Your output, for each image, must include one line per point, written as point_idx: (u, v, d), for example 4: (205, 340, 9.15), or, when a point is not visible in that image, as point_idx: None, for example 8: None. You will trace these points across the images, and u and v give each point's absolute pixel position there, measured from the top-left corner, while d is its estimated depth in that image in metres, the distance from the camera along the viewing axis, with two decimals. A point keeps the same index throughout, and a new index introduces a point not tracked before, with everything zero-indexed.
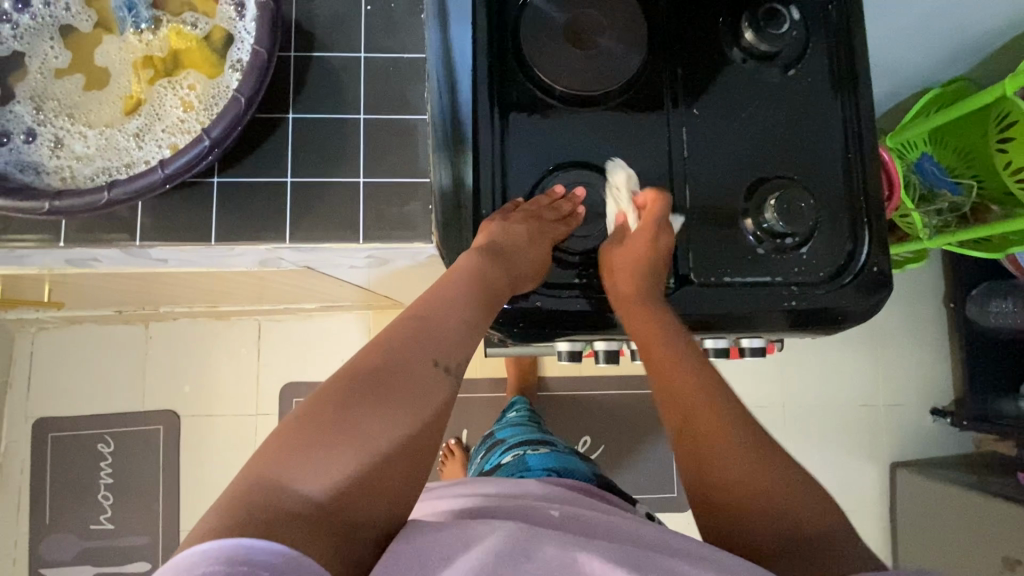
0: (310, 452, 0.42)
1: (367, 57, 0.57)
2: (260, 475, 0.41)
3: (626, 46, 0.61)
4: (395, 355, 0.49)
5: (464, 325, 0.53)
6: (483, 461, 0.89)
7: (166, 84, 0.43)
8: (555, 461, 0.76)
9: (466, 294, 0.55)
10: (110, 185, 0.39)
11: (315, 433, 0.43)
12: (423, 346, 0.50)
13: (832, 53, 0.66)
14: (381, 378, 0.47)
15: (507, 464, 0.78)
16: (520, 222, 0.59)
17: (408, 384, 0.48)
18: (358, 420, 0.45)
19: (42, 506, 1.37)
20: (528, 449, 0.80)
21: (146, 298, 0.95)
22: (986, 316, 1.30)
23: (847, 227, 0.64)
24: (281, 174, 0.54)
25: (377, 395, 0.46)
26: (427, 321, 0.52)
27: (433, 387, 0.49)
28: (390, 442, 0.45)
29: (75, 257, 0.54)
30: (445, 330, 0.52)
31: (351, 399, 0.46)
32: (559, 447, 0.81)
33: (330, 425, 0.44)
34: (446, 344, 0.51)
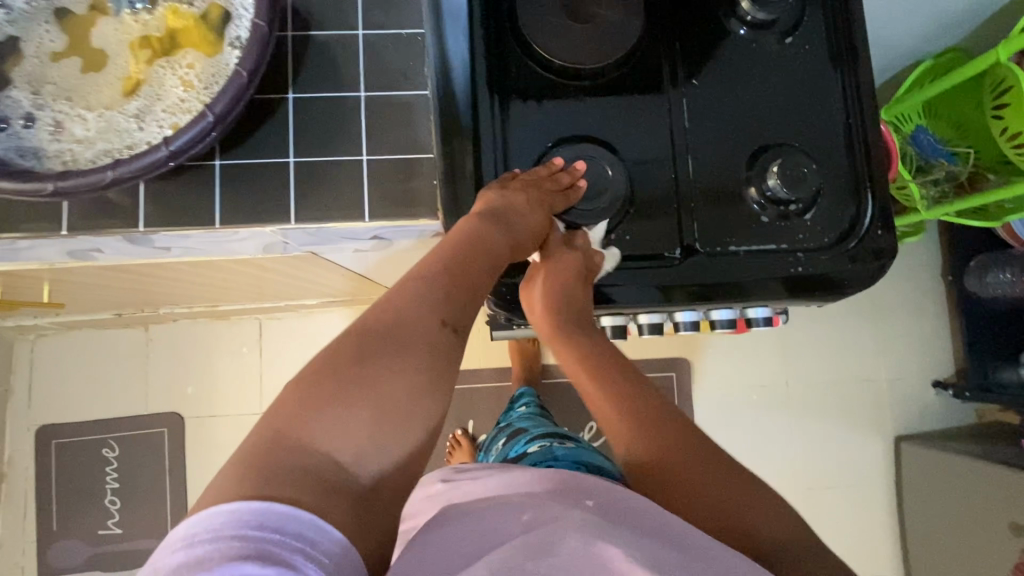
0: (323, 412, 0.42)
1: (364, 34, 0.57)
2: (273, 437, 0.41)
3: (623, 18, 0.61)
4: (399, 314, 0.48)
5: (470, 283, 0.52)
6: (502, 449, 0.88)
7: (165, 64, 0.43)
8: (583, 456, 0.74)
9: (471, 251, 0.53)
10: (114, 164, 0.39)
11: (325, 396, 0.43)
12: (428, 306, 0.49)
13: (829, 20, 0.66)
14: (385, 340, 0.46)
15: (534, 453, 0.77)
16: (519, 191, 0.57)
17: (412, 345, 0.47)
18: (364, 381, 0.44)
19: (49, 513, 1.36)
20: (554, 440, 0.79)
21: (148, 296, 0.94)
22: (985, 287, 1.28)
23: (850, 192, 0.64)
24: (283, 156, 0.53)
25: (383, 355, 0.45)
26: (431, 280, 0.51)
27: (436, 347, 0.48)
28: (398, 402, 0.45)
29: (77, 247, 0.54)
30: (451, 289, 0.51)
31: (357, 360, 0.45)
32: (583, 443, 0.80)
33: (338, 387, 0.43)
34: (452, 303, 0.50)
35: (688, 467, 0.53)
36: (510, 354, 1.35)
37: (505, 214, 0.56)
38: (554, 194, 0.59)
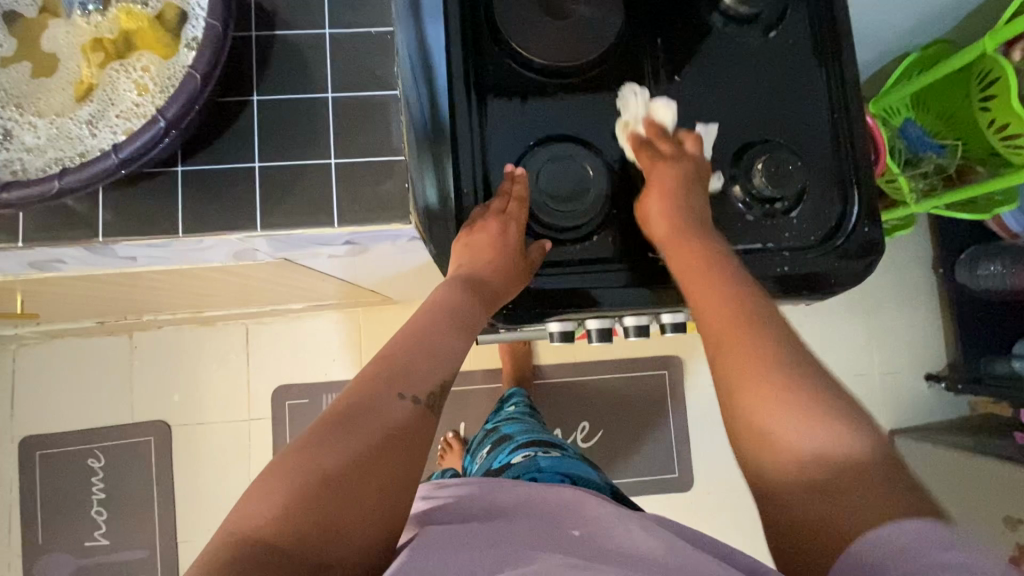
0: (284, 492, 0.44)
1: (332, 34, 0.52)
2: (239, 525, 0.43)
3: (601, 14, 0.60)
4: (365, 391, 0.50)
5: (438, 355, 0.54)
6: (485, 459, 0.86)
7: (119, 67, 0.41)
8: (567, 466, 0.74)
9: (439, 322, 0.55)
10: (60, 174, 0.37)
11: (290, 475, 0.45)
12: (392, 380, 0.51)
13: (813, 13, 0.65)
14: (351, 417, 0.48)
15: (517, 464, 0.76)
16: (481, 241, 0.59)
17: (375, 420, 0.48)
18: (328, 458, 0.46)
19: (34, 526, 1.34)
20: (539, 450, 0.78)
21: (126, 304, 0.92)
22: (976, 279, 1.30)
23: (837, 189, 0.63)
24: (248, 159, 0.49)
25: (347, 432, 0.47)
26: (396, 355, 0.53)
27: (400, 418, 0.49)
28: (361, 474, 0.46)
29: (38, 258, 0.52)
30: (416, 361, 0.53)
31: (323, 439, 0.47)
32: (568, 452, 0.79)
33: (305, 467, 0.45)
34: (417, 375, 0.52)
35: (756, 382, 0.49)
36: (501, 355, 1.34)
37: (473, 276, 0.59)
38: (516, 238, 0.60)
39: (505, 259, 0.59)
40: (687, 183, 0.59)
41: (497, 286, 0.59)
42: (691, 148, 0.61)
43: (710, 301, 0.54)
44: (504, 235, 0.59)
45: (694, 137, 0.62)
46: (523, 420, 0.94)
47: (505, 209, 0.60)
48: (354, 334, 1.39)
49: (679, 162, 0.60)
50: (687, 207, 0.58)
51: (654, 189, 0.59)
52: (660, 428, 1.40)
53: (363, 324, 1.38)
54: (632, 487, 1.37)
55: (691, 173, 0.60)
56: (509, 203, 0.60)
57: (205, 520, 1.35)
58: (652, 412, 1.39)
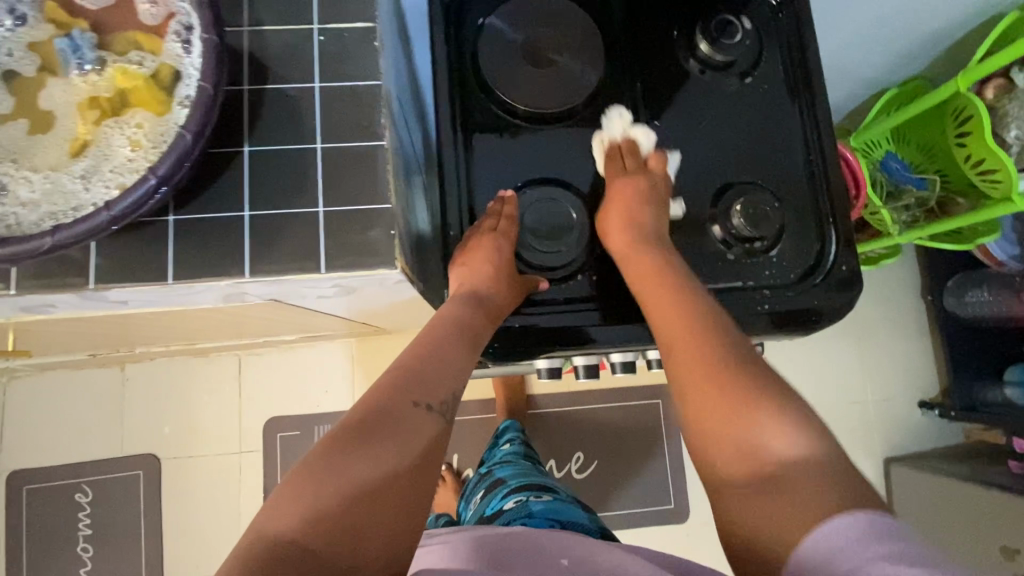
0: (307, 498, 0.44)
1: (321, 87, 0.54)
2: (265, 532, 0.42)
3: (582, 64, 0.63)
4: (382, 400, 0.51)
5: (450, 362, 0.55)
6: (479, 505, 0.86)
7: (113, 124, 0.43)
8: (559, 512, 0.74)
9: (448, 332, 0.57)
10: (53, 230, 0.38)
11: (314, 483, 0.45)
12: (407, 388, 0.52)
13: (786, 59, 0.67)
14: (371, 424, 0.49)
15: (509, 510, 0.76)
16: (480, 263, 0.60)
17: (393, 429, 0.49)
18: (353, 465, 0.46)
19: (18, 563, 1.31)
20: (531, 495, 0.78)
21: (118, 340, 0.92)
22: (964, 307, 1.33)
23: (814, 228, 0.65)
24: (239, 209, 0.51)
25: (370, 439, 0.48)
26: (409, 364, 0.54)
27: (419, 424, 0.50)
28: (386, 481, 0.46)
29: (31, 304, 0.53)
30: (429, 369, 0.53)
31: (343, 446, 0.47)
32: (561, 495, 0.80)
33: (329, 475, 0.45)
34: (430, 382, 0.53)
35: (700, 385, 0.51)
36: (494, 386, 1.34)
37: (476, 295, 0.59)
38: (508, 252, 0.61)
39: (503, 275, 0.60)
40: (647, 195, 0.61)
41: (499, 300, 0.59)
42: (655, 166, 0.63)
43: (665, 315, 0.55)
44: (500, 250, 0.61)
45: (658, 158, 0.63)
46: (516, 462, 0.94)
47: (496, 232, 0.61)
48: (347, 365, 1.39)
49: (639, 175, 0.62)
50: (643, 221, 0.60)
51: (617, 204, 0.61)
52: (655, 458, 1.39)
53: (357, 354, 1.39)
54: (628, 518, 1.36)
55: (652, 188, 0.62)
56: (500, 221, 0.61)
57: (194, 557, 1.32)
58: (646, 441, 1.39)
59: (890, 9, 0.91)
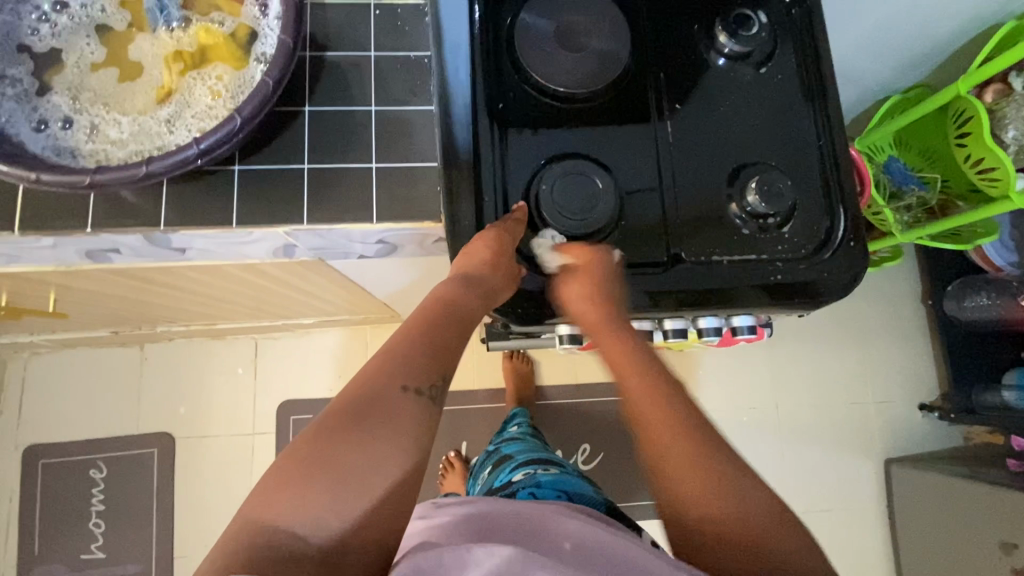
0: (296, 490, 0.46)
1: (375, 55, 0.63)
2: (257, 521, 0.46)
3: (611, 47, 0.67)
4: (372, 386, 0.52)
5: (439, 349, 0.57)
6: (488, 479, 0.88)
7: (196, 76, 0.48)
8: (565, 483, 0.76)
9: (437, 319, 0.58)
10: (147, 160, 0.43)
11: (303, 473, 0.47)
12: (394, 374, 0.53)
13: (800, 53, 0.72)
14: (360, 413, 0.50)
15: (518, 481, 0.78)
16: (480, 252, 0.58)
17: (382, 416, 0.51)
18: (344, 453, 0.48)
19: (31, 536, 1.33)
20: (538, 468, 0.80)
21: (150, 308, 0.96)
22: (963, 311, 1.36)
23: (823, 207, 0.69)
24: (298, 161, 0.58)
25: (357, 428, 0.49)
26: (397, 350, 0.55)
27: (408, 411, 0.52)
28: (373, 471, 0.49)
29: (96, 246, 0.57)
30: (418, 356, 0.55)
31: (330, 437, 0.49)
32: (568, 469, 0.82)
33: (320, 463, 0.48)
34: (419, 369, 0.54)
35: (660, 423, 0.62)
36: (505, 374, 1.37)
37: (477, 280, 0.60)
38: (512, 242, 0.60)
39: (502, 262, 0.59)
40: (607, 280, 0.63)
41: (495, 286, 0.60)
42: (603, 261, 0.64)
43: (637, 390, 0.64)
44: (500, 241, 0.59)
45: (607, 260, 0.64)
46: (524, 441, 0.97)
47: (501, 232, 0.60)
48: (362, 350, 1.42)
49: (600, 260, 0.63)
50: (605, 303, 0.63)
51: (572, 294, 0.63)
52: None
53: (371, 340, 1.42)
54: (632, 510, 1.38)
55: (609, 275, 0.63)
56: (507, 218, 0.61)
57: (205, 536, 1.34)
58: None
59: (894, 17, 0.97)
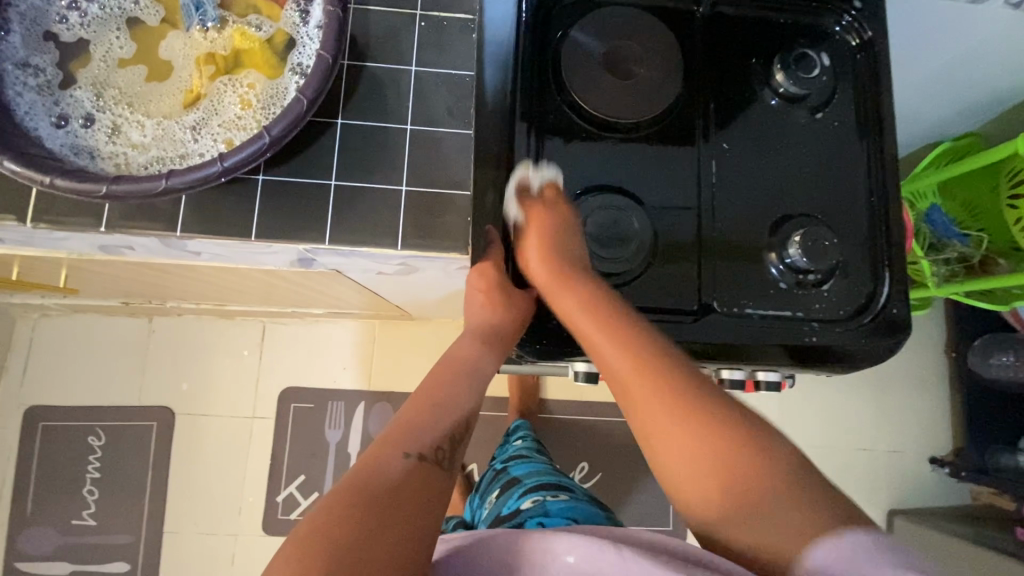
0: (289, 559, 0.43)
1: (416, 70, 0.61)
2: None
3: (663, 78, 0.63)
4: (375, 455, 0.51)
5: (448, 411, 0.57)
6: (493, 504, 0.84)
7: (226, 81, 0.47)
8: (576, 511, 0.74)
9: (447, 385, 0.59)
10: (168, 175, 0.41)
11: (299, 543, 0.44)
12: (397, 441, 0.53)
13: (860, 99, 0.68)
14: (359, 481, 0.49)
15: (525, 510, 0.76)
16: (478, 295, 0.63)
17: (385, 478, 0.49)
18: (342, 522, 0.45)
19: (24, 496, 1.33)
20: (547, 494, 0.78)
21: (159, 290, 0.95)
22: (986, 368, 1.33)
23: (868, 269, 0.65)
24: (325, 177, 0.56)
25: (358, 490, 0.48)
26: (404, 419, 0.55)
27: (412, 477, 0.50)
28: (373, 533, 0.45)
29: (110, 244, 0.56)
30: (423, 419, 0.55)
31: (333, 503, 0.47)
32: (577, 495, 0.80)
33: (325, 534, 0.44)
34: (424, 432, 0.54)
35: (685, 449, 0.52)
36: (509, 384, 1.35)
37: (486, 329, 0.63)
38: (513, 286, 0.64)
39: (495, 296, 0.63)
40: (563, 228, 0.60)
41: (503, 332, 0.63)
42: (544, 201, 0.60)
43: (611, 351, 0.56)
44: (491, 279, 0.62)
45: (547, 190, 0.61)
46: (531, 460, 0.94)
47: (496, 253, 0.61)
48: (369, 346, 1.40)
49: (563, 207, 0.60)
50: (567, 242, 0.60)
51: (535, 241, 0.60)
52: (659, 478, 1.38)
53: (378, 336, 1.40)
54: None
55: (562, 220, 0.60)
56: (492, 247, 0.60)
57: (195, 514, 1.34)
58: None
59: (955, 64, 0.92)
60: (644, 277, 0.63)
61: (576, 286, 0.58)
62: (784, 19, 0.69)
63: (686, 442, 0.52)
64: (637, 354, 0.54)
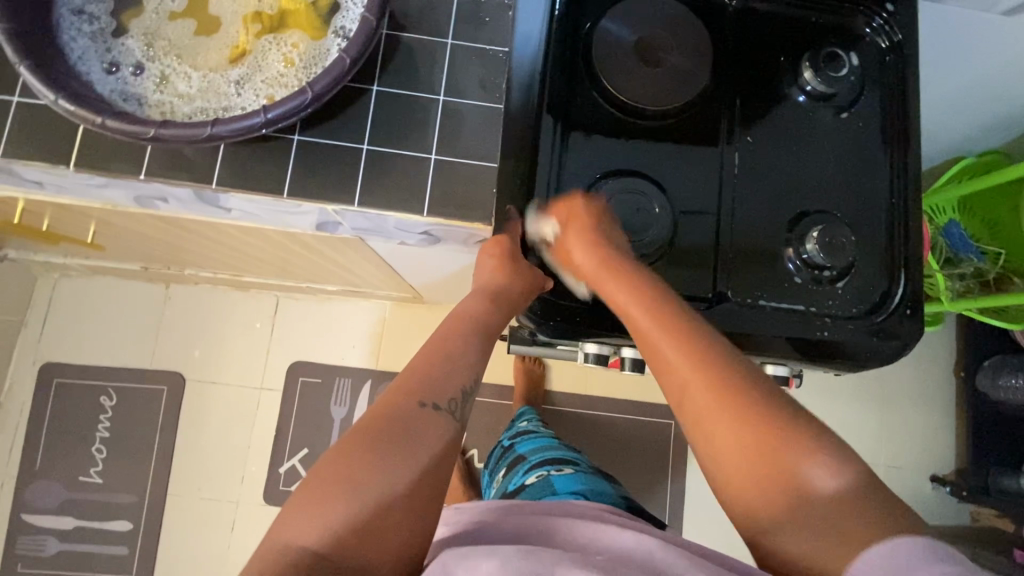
0: (314, 508, 0.45)
1: (452, 44, 0.62)
2: (281, 540, 0.45)
3: (692, 67, 0.64)
4: (388, 408, 0.50)
5: (459, 363, 0.55)
6: (501, 481, 0.85)
7: (272, 40, 0.49)
8: (582, 484, 0.76)
9: (463, 336, 0.57)
10: (213, 122, 0.43)
11: (321, 491, 0.46)
12: (413, 391, 0.52)
13: (887, 101, 0.69)
14: (376, 433, 0.49)
15: (530, 485, 0.77)
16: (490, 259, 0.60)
17: (403, 431, 0.49)
18: (361, 475, 0.46)
19: (35, 450, 1.36)
20: (552, 469, 0.79)
21: (181, 252, 0.97)
22: (995, 389, 1.30)
23: (884, 269, 0.66)
24: (357, 141, 0.58)
25: (376, 444, 0.48)
26: (419, 367, 0.54)
27: (430, 430, 0.50)
28: (392, 486, 0.47)
29: (146, 193, 0.58)
30: (435, 370, 0.54)
31: (352, 455, 0.47)
32: (582, 468, 0.81)
33: (345, 485, 0.46)
34: (436, 383, 0.53)
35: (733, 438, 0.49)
36: (516, 372, 1.36)
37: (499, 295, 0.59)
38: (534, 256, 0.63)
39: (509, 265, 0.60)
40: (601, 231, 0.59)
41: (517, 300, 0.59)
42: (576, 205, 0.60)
43: (656, 339, 0.54)
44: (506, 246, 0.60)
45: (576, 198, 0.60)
46: (536, 437, 0.94)
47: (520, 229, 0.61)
48: (380, 326, 1.42)
49: (597, 214, 0.59)
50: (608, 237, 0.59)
51: (570, 243, 0.59)
52: (657, 476, 1.38)
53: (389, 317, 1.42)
54: None
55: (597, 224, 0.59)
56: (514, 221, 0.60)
57: (198, 479, 1.36)
58: (652, 458, 1.39)
59: (983, 79, 0.92)
60: (660, 264, 0.64)
61: (617, 281, 0.57)
62: (816, 17, 0.70)
63: (736, 428, 0.49)
64: (692, 351, 0.52)
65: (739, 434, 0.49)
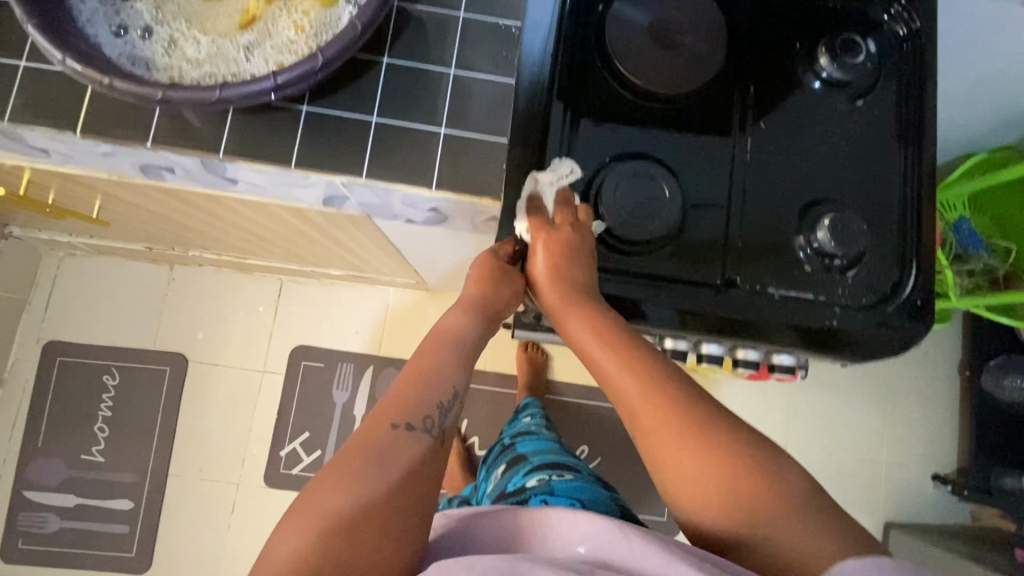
0: (286, 532, 0.44)
1: (464, 16, 0.61)
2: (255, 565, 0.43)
3: (706, 48, 0.63)
4: (365, 431, 0.49)
5: (439, 380, 0.53)
6: (499, 479, 0.85)
7: (282, 7, 0.49)
8: (582, 492, 0.75)
9: (446, 352, 0.55)
10: (222, 86, 0.43)
11: (295, 515, 0.44)
12: (390, 412, 0.50)
13: (903, 90, 0.68)
14: (352, 456, 0.47)
15: (531, 487, 0.76)
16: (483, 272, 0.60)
17: (378, 455, 0.47)
18: (335, 499, 0.45)
19: (37, 427, 1.37)
20: (554, 473, 0.78)
21: (186, 230, 0.96)
22: (1000, 389, 1.29)
23: (896, 259, 0.65)
24: (367, 114, 0.57)
25: (350, 466, 0.46)
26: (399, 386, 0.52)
27: (406, 452, 0.48)
28: (366, 510, 0.45)
29: (153, 162, 0.57)
30: (414, 389, 0.52)
31: (327, 477, 0.46)
32: (583, 475, 0.80)
33: (318, 510, 0.44)
34: (413, 402, 0.51)
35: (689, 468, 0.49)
36: (519, 361, 1.36)
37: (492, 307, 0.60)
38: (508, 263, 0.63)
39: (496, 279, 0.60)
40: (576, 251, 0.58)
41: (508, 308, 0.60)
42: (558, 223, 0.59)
43: (615, 367, 0.54)
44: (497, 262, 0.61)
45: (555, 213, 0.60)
46: (536, 438, 0.93)
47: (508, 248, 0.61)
48: (383, 311, 1.42)
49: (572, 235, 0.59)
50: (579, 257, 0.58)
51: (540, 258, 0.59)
52: None
53: (393, 303, 1.42)
54: None
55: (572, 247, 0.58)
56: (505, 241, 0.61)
57: (199, 459, 1.37)
58: None
59: (1001, 72, 0.91)
60: (668, 249, 0.63)
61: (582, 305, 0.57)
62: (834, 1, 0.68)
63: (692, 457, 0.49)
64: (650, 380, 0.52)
65: (696, 463, 0.49)
